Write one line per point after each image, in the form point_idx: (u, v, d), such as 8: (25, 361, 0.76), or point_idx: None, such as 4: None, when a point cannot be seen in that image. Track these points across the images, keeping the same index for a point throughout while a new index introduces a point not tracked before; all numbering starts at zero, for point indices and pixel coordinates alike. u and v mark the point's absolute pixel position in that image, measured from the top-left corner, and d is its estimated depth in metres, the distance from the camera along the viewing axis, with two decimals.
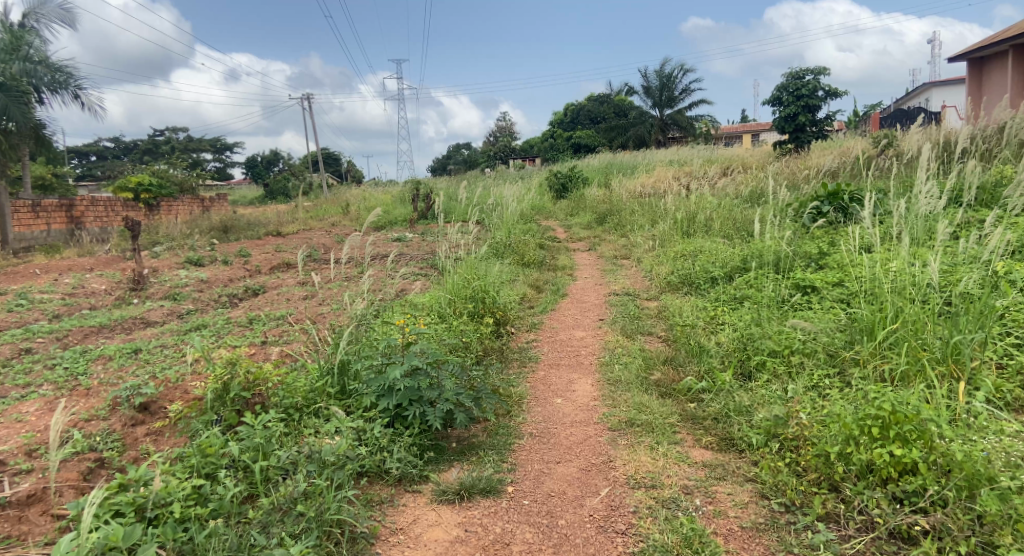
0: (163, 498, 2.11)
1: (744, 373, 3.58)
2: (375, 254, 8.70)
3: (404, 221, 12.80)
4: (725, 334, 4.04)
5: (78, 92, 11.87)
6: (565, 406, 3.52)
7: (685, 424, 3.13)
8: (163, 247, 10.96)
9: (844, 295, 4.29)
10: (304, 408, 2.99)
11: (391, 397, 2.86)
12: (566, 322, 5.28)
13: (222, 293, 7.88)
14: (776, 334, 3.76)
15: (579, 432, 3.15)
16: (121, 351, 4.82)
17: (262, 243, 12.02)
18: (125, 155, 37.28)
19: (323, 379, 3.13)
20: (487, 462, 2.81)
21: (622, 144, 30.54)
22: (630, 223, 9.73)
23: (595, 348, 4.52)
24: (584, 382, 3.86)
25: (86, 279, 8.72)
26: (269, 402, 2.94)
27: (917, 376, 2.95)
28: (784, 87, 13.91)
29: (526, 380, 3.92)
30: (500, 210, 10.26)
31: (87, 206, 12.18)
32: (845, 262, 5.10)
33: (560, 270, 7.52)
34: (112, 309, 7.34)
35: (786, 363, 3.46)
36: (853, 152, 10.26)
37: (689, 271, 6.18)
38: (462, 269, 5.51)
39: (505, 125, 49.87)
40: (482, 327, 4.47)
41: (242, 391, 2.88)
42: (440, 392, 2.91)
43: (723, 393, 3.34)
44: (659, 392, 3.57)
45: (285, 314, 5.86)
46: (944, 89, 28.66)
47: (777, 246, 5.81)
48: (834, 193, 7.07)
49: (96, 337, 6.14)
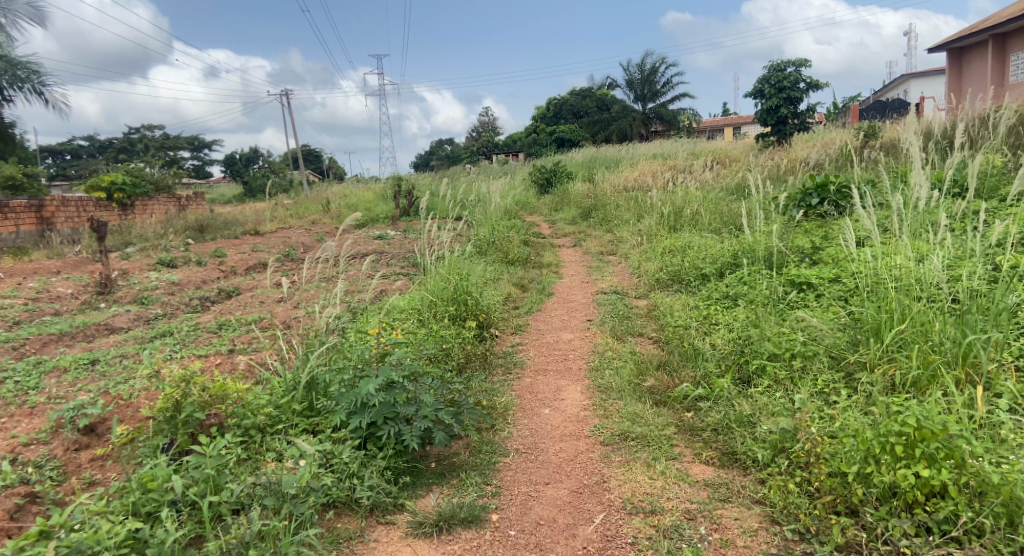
0: (91, 547, 1.84)
1: (743, 378, 3.36)
2: (353, 254, 8.38)
3: (385, 219, 12.48)
4: (721, 336, 3.82)
5: (41, 89, 11.29)
6: (553, 417, 3.27)
7: (682, 436, 2.92)
8: (134, 248, 10.53)
9: (844, 294, 4.09)
10: (267, 428, 2.71)
11: (363, 415, 2.59)
12: (552, 323, 5.04)
13: (193, 296, 7.52)
14: (776, 335, 3.54)
15: (570, 447, 2.91)
16: (77, 363, 4.49)
17: (239, 243, 11.63)
18: (100, 155, 36.33)
19: (289, 395, 2.85)
20: (469, 485, 2.56)
21: (605, 138, 30.35)
22: (616, 218, 9.50)
23: (584, 351, 4.28)
24: (573, 391, 3.62)
25: (51, 282, 8.31)
26: (226, 423, 2.66)
27: (931, 383, 2.74)
28: (766, 79, 13.73)
29: (511, 389, 3.67)
30: (482, 206, 10.00)
31: (56, 206, 11.72)
32: (840, 257, 4.90)
33: (544, 267, 7.27)
34: (76, 315, 6.96)
35: (788, 367, 3.25)
36: (838, 143, 10.14)
37: (680, 268, 5.97)
38: (442, 269, 5.24)
39: (487, 120, 49.49)
40: (464, 332, 4.20)
41: (197, 411, 2.58)
42: (417, 408, 2.63)
43: (722, 401, 3.12)
44: (653, 400, 3.34)
45: (257, 319, 5.55)
46: (921, 80, 28.87)
47: (768, 241, 5.61)
48: (822, 184, 6.87)
49: (56, 347, 5.78)
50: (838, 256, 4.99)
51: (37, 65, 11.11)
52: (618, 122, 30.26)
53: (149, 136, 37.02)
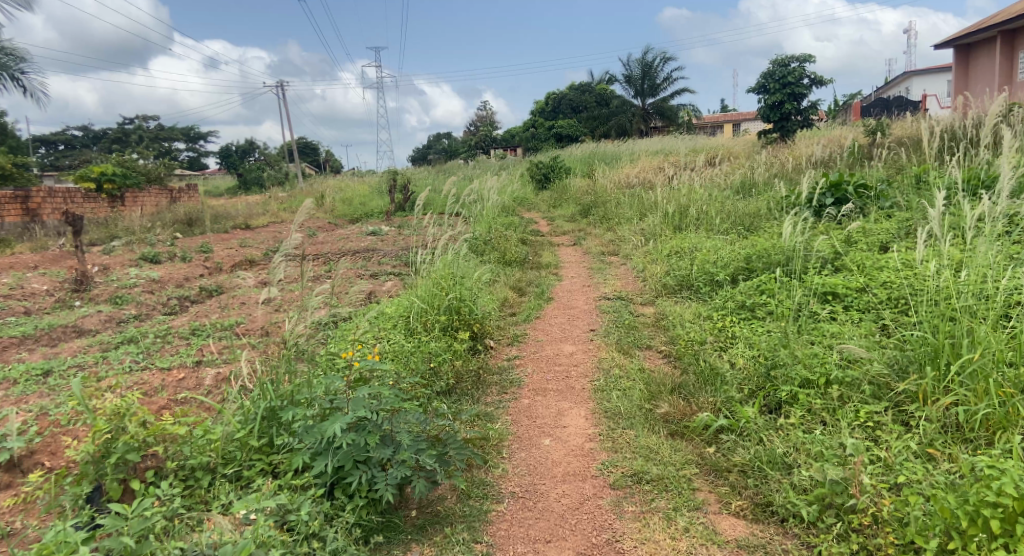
0: None
1: (771, 406, 2.94)
2: (342, 251, 7.94)
3: (379, 214, 12.01)
4: (741, 355, 3.41)
5: (21, 76, 10.64)
6: (554, 450, 2.88)
7: (705, 477, 2.55)
8: (118, 242, 10.05)
9: (876, 309, 3.70)
10: (218, 469, 2.30)
11: (329, 457, 2.20)
12: (552, 333, 4.62)
13: (172, 295, 7.07)
14: (807, 355, 3.13)
15: (574, 490, 2.53)
16: (28, 374, 4.02)
17: (228, 237, 11.16)
18: (94, 146, 35.65)
19: (246, 427, 2.42)
20: (455, 544, 2.20)
21: (605, 134, 29.83)
22: (617, 216, 9.09)
23: (588, 368, 3.85)
24: (575, 416, 3.21)
25: (25, 278, 7.84)
26: (165, 467, 2.23)
27: (1002, 427, 2.37)
28: (769, 75, 13.27)
29: (507, 414, 3.26)
30: (479, 203, 9.57)
31: (42, 198, 11.19)
32: (866, 264, 4.50)
33: (543, 269, 6.84)
34: (46, 316, 6.51)
35: (823, 396, 2.84)
36: (846, 141, 9.75)
37: (688, 272, 5.55)
38: (433, 272, 4.81)
39: (485, 114, 48.84)
40: (456, 347, 3.76)
41: (130, 452, 2.15)
42: (393, 451, 2.23)
43: (751, 436, 2.71)
44: (667, 431, 2.93)
45: (233, 324, 5.14)
46: (923, 78, 28.45)
47: (785, 244, 5.20)
48: (837, 183, 6.47)
49: (16, 351, 5.31)
50: (863, 262, 4.58)
51: (16, 50, 10.45)
52: (617, 117, 29.70)
53: (144, 127, 36.37)
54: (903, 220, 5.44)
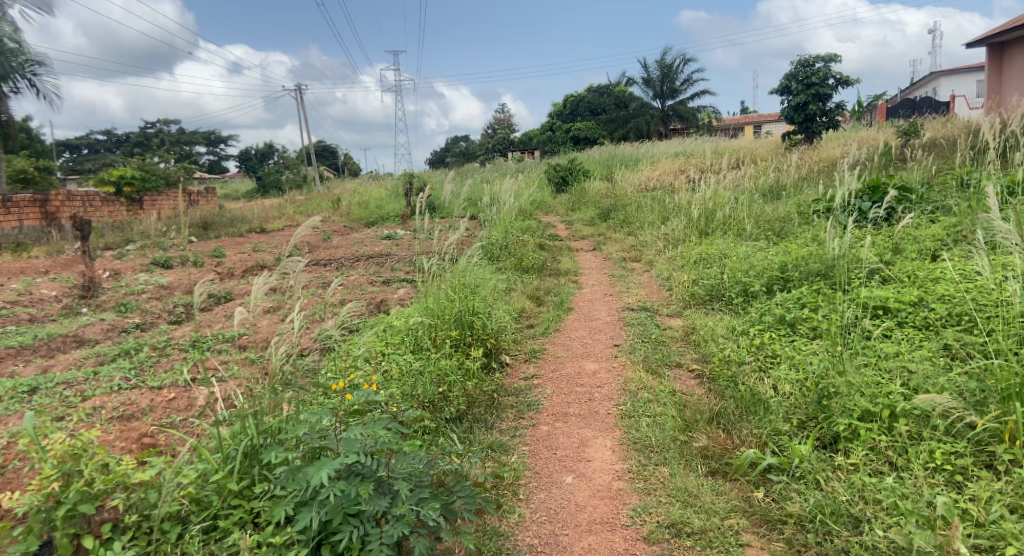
0: None
1: (826, 442, 2.55)
2: (355, 256, 7.64)
3: (394, 218, 11.73)
4: (785, 380, 3.02)
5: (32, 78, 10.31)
6: (577, 489, 2.54)
7: (756, 529, 2.22)
8: (133, 246, 9.87)
9: (938, 328, 3.28)
10: (191, 518, 2.00)
11: (314, 510, 1.88)
12: (571, 347, 4.26)
13: (178, 303, 6.79)
14: (866, 381, 2.72)
15: (602, 544, 2.23)
16: (14, 390, 3.73)
17: (242, 241, 10.92)
18: (117, 149, 35.89)
19: (224, 467, 2.11)
20: None
21: (623, 136, 29.32)
22: (638, 219, 8.70)
23: (612, 390, 3.48)
24: (600, 446, 2.86)
25: (35, 283, 7.63)
26: (125, 520, 1.93)
27: None
28: (793, 75, 12.81)
29: (524, 444, 2.91)
30: (496, 207, 9.22)
31: (60, 201, 11.03)
32: (918, 274, 4.09)
33: (562, 276, 6.49)
34: (50, 324, 6.28)
35: (888, 432, 2.45)
36: (879, 141, 9.28)
37: (718, 281, 5.16)
38: (445, 281, 4.48)
39: (502, 117, 48.49)
40: (468, 366, 3.42)
41: (84, 503, 1.86)
42: (390, 503, 1.91)
43: (806, 479, 2.35)
44: (707, 469, 2.56)
45: (236, 334, 4.85)
46: (952, 79, 27.56)
47: (825, 251, 4.79)
48: (876, 186, 6.03)
49: (13, 363, 5.06)
50: (914, 273, 4.15)
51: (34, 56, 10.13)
52: (635, 119, 29.26)
53: (165, 131, 36.56)
54: (951, 225, 5.01)
